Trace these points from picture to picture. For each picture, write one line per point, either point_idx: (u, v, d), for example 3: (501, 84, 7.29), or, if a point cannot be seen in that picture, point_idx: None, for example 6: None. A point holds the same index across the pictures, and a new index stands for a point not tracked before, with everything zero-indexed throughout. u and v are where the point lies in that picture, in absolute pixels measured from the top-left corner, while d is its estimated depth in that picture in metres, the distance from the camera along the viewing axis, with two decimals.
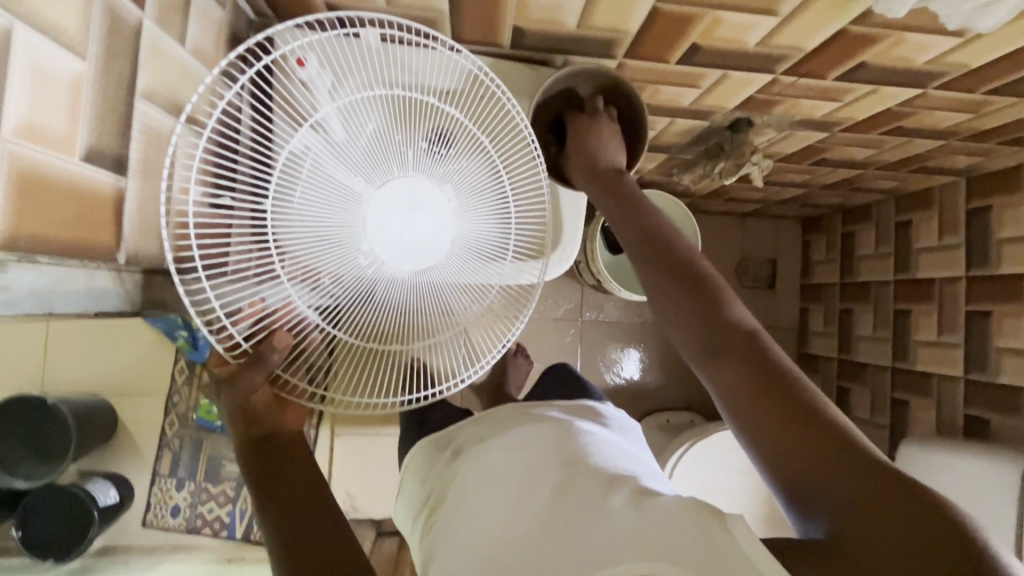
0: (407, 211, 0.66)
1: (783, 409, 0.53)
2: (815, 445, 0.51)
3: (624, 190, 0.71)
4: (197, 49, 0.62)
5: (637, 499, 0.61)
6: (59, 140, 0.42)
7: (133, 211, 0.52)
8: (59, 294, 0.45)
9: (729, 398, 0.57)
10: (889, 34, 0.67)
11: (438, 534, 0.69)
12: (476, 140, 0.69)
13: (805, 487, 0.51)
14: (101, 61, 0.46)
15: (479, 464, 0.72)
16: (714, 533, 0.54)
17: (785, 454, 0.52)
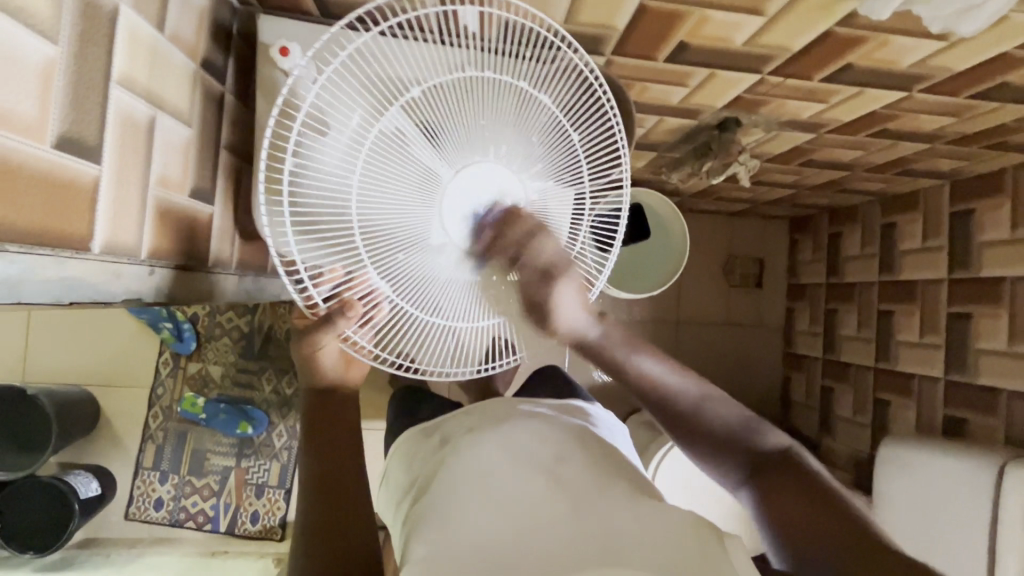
0: (477, 193, 0.59)
1: (814, 511, 0.56)
2: (832, 529, 0.54)
3: (609, 356, 0.65)
4: (178, 37, 0.61)
5: (633, 501, 0.64)
6: (29, 128, 0.41)
7: (107, 201, 0.51)
8: (28, 283, 0.44)
9: (763, 507, 0.59)
10: (873, 36, 0.67)
11: (420, 515, 0.67)
12: (561, 132, 0.62)
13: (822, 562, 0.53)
14: (74, 47, 0.45)
15: (470, 452, 0.72)
16: (711, 546, 0.57)
17: (815, 545, 0.54)
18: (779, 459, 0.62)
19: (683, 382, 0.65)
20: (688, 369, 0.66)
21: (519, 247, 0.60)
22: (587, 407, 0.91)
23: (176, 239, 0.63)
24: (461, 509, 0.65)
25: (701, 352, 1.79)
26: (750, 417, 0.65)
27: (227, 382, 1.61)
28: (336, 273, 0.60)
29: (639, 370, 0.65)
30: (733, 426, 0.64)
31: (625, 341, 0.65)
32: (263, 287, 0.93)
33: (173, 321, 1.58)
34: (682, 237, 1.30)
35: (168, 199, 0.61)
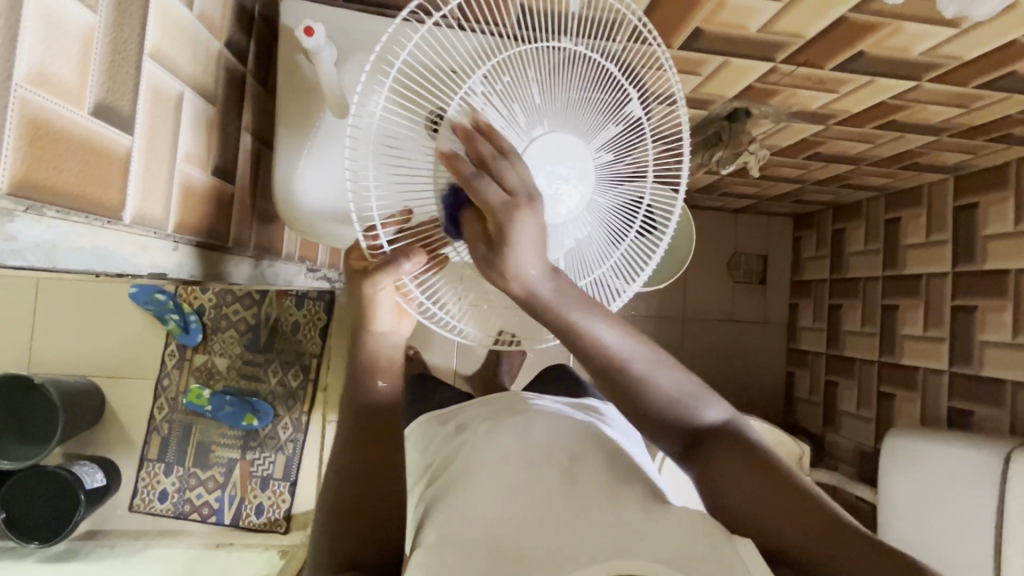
0: (553, 158, 0.55)
1: (777, 493, 0.55)
2: (783, 509, 0.54)
3: (561, 318, 0.54)
4: (203, 15, 0.61)
5: (646, 499, 0.63)
6: (70, 92, 0.42)
7: (138, 173, 0.51)
8: (64, 249, 0.45)
9: (714, 483, 0.58)
10: (887, 22, 0.69)
11: (434, 498, 0.69)
12: (620, 91, 0.60)
13: (775, 538, 0.54)
14: (111, 18, 0.46)
15: (487, 441, 0.73)
16: (722, 546, 0.54)
17: (757, 523, 0.55)
18: (724, 432, 0.60)
19: (636, 350, 0.58)
20: (637, 334, 0.58)
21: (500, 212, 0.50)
22: (601, 405, 0.92)
23: (200, 217, 0.64)
24: (471, 494, 0.66)
25: (706, 347, 1.80)
26: (691, 385, 0.61)
27: (233, 374, 1.61)
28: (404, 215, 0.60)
29: (587, 336, 0.56)
30: (675, 396, 0.60)
31: (581, 301, 0.55)
32: (277, 272, 0.94)
33: (179, 313, 1.58)
34: (689, 226, 1.34)
35: (193, 174, 0.61)
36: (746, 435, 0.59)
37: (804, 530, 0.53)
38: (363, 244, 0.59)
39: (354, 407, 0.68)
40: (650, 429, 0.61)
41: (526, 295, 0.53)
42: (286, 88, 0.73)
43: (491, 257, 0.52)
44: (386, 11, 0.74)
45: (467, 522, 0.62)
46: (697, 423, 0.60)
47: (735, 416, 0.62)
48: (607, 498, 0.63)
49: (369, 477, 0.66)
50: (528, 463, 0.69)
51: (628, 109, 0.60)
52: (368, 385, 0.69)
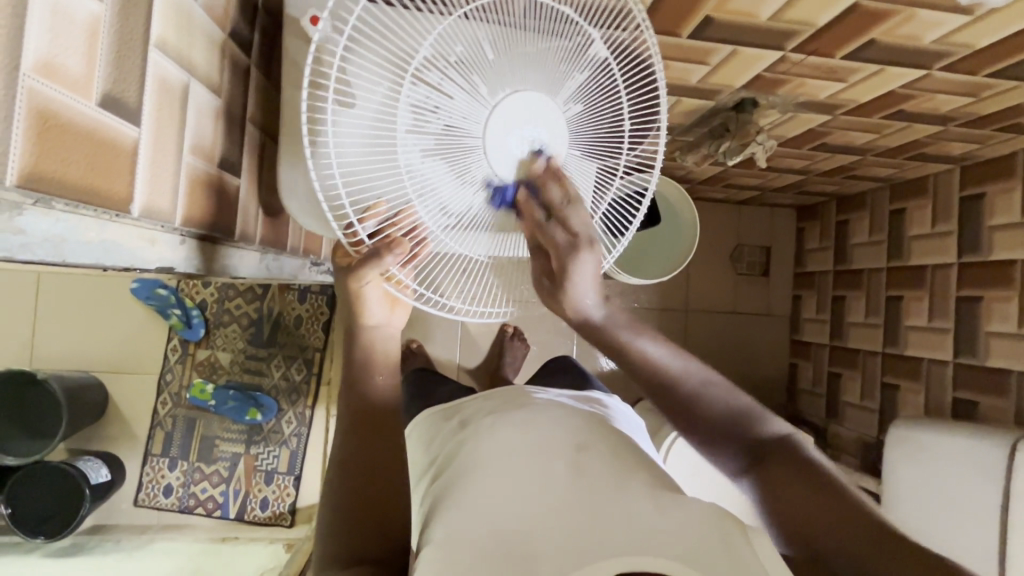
0: (516, 129, 0.57)
1: (821, 503, 0.58)
2: (833, 512, 0.57)
3: (609, 337, 0.68)
4: (207, 4, 0.60)
5: (656, 493, 0.63)
6: (77, 82, 0.41)
7: (145, 166, 0.51)
8: (72, 243, 0.44)
9: (764, 487, 0.62)
10: (900, 10, 0.68)
11: (439, 493, 0.69)
12: (587, 49, 0.60)
13: (820, 537, 0.57)
14: (117, 6, 0.45)
15: (494, 434, 0.73)
16: (737, 543, 0.56)
17: (806, 524, 0.58)
18: (779, 444, 0.64)
19: (687, 366, 0.68)
20: (688, 354, 0.69)
21: (566, 252, 0.63)
22: (606, 397, 0.92)
23: (207, 211, 0.63)
24: (479, 488, 0.66)
25: (708, 339, 1.80)
26: (748, 403, 0.68)
27: (236, 369, 1.61)
28: (380, 208, 0.61)
29: (637, 349, 0.68)
30: (736, 414, 0.66)
31: (629, 324, 0.68)
32: (282, 265, 0.94)
33: (182, 308, 1.57)
34: (694, 218, 1.33)
35: (199, 167, 0.61)
36: (803, 451, 0.62)
37: (844, 537, 0.55)
38: (345, 241, 0.60)
39: (354, 403, 0.68)
40: (704, 443, 0.68)
41: (582, 318, 0.67)
42: (289, 79, 0.71)
43: (557, 291, 0.66)
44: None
45: (481, 515, 0.62)
46: (754, 438, 0.65)
47: (797, 435, 0.66)
48: (616, 491, 0.63)
49: (377, 471, 0.65)
50: (532, 456, 0.69)
51: (592, 53, 0.60)
52: (364, 381, 0.69)
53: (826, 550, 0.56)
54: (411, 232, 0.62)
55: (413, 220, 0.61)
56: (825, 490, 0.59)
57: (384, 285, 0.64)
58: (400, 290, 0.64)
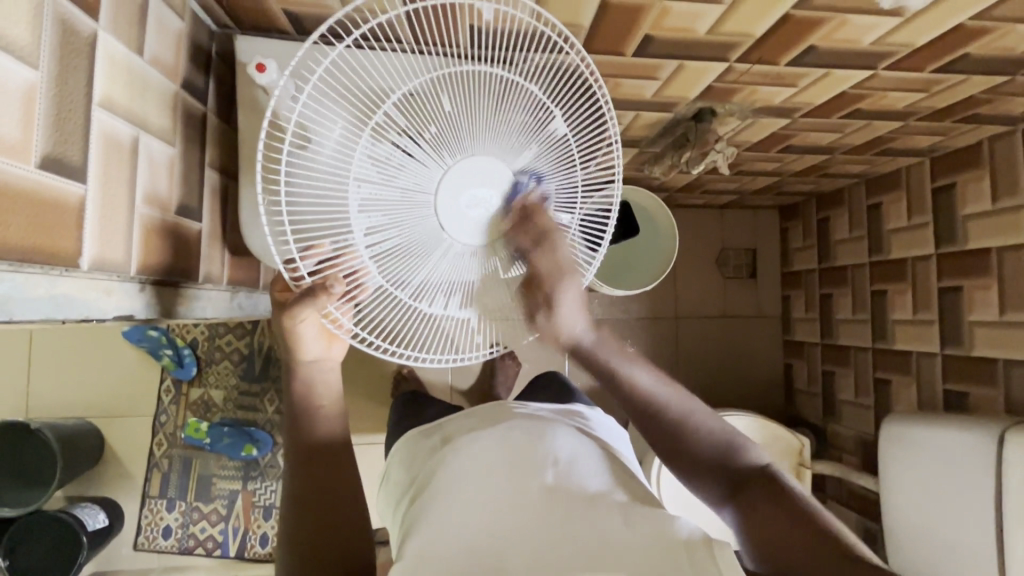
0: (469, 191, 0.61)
1: (793, 531, 0.58)
2: (790, 525, 0.59)
3: (599, 361, 0.70)
4: (156, 59, 0.62)
5: (625, 509, 0.64)
6: (13, 148, 0.43)
7: (93, 220, 0.52)
8: (19, 300, 0.45)
9: (740, 516, 0.63)
10: (832, 16, 0.69)
11: (417, 513, 0.67)
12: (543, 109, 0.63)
13: (778, 554, 0.58)
14: (54, 71, 0.47)
15: (472, 452, 0.71)
16: (700, 556, 0.57)
17: (768, 549, 0.59)
18: (751, 475, 0.65)
19: (672, 392, 0.70)
20: (676, 384, 0.71)
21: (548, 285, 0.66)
22: (587, 409, 0.90)
23: (161, 255, 0.64)
24: (453, 513, 0.65)
25: (700, 346, 1.79)
26: (737, 434, 0.68)
27: (230, 406, 1.62)
28: (322, 248, 0.61)
29: (632, 382, 0.70)
30: (723, 444, 0.67)
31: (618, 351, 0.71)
32: (255, 302, 0.96)
33: (173, 348, 1.58)
34: (671, 227, 1.34)
35: (154, 217, 0.63)
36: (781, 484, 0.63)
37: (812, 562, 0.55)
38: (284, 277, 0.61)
39: (293, 425, 0.71)
40: (680, 462, 0.68)
41: (573, 342, 0.70)
42: (244, 123, 0.73)
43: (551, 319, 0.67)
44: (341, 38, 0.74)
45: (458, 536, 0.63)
46: (733, 469, 0.66)
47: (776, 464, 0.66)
48: (587, 507, 0.64)
49: (330, 498, 0.67)
50: (511, 476, 0.68)
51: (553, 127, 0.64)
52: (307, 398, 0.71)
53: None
54: (351, 275, 0.63)
55: (354, 264, 0.61)
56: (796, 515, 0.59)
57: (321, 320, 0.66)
58: (335, 329, 0.64)
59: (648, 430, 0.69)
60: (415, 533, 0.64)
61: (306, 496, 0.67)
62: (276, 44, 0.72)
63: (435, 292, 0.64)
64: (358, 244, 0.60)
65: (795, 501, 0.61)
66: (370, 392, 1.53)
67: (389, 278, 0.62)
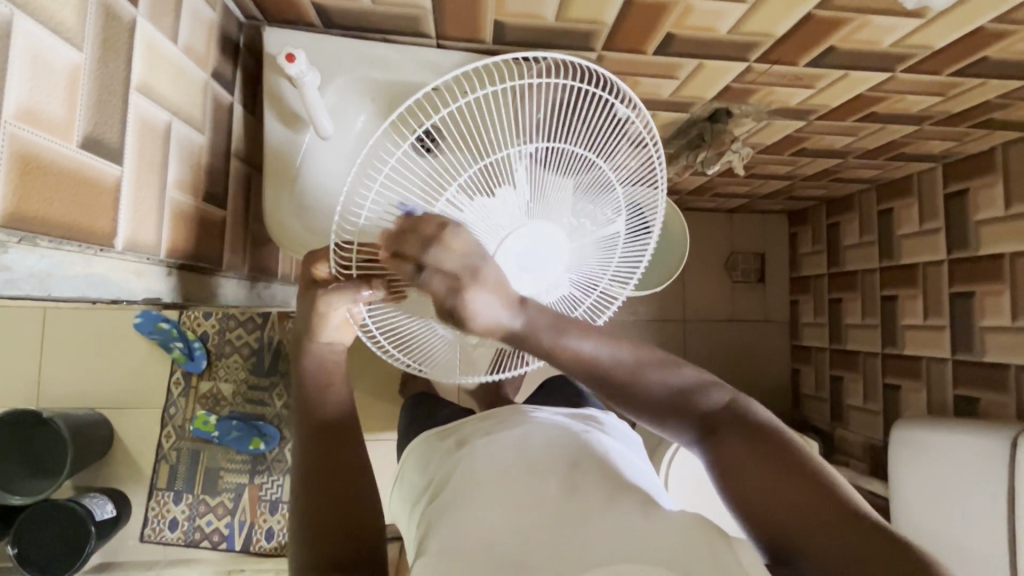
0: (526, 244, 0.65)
1: (783, 487, 0.57)
2: (776, 477, 0.57)
3: (537, 344, 0.58)
4: (189, 47, 0.64)
5: (645, 504, 0.64)
6: (59, 127, 0.44)
7: (128, 201, 0.53)
8: (58, 278, 0.47)
9: (717, 465, 0.61)
10: (854, 17, 0.70)
11: (437, 513, 0.68)
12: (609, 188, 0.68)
13: (767, 513, 0.57)
14: (97, 54, 0.48)
15: (491, 453, 0.73)
16: (719, 548, 0.57)
17: (756, 507, 0.58)
18: (722, 417, 0.62)
19: (626, 351, 0.62)
20: (622, 339, 0.62)
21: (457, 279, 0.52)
22: (603, 415, 0.90)
23: (190, 241, 0.65)
24: (473, 507, 0.66)
25: (707, 349, 1.79)
26: (690, 375, 0.64)
27: (238, 400, 1.62)
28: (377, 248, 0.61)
29: (574, 353, 0.60)
30: (682, 390, 0.63)
31: (553, 324, 0.58)
32: (272, 293, 0.97)
33: (184, 341, 1.59)
34: (681, 228, 1.35)
35: (183, 202, 0.64)
36: (749, 417, 0.61)
37: (812, 523, 0.55)
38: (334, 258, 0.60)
39: (309, 415, 0.71)
40: (652, 416, 0.64)
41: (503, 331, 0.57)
42: (270, 114, 0.74)
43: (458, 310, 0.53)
44: (367, 33, 0.75)
45: (477, 533, 0.64)
46: (703, 415, 0.63)
47: (738, 396, 0.64)
48: (605, 502, 0.65)
49: (331, 482, 0.67)
50: (529, 472, 0.69)
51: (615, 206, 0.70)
52: (321, 392, 0.72)
53: (796, 539, 0.55)
54: (391, 278, 0.64)
55: (398, 270, 0.63)
56: (778, 462, 0.58)
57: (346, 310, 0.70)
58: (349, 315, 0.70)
59: (606, 391, 0.63)
60: (435, 531, 0.65)
61: (313, 482, 0.67)
62: (304, 39, 0.73)
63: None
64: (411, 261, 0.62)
65: (773, 440, 0.59)
66: (379, 389, 1.53)
67: (421, 295, 0.67)
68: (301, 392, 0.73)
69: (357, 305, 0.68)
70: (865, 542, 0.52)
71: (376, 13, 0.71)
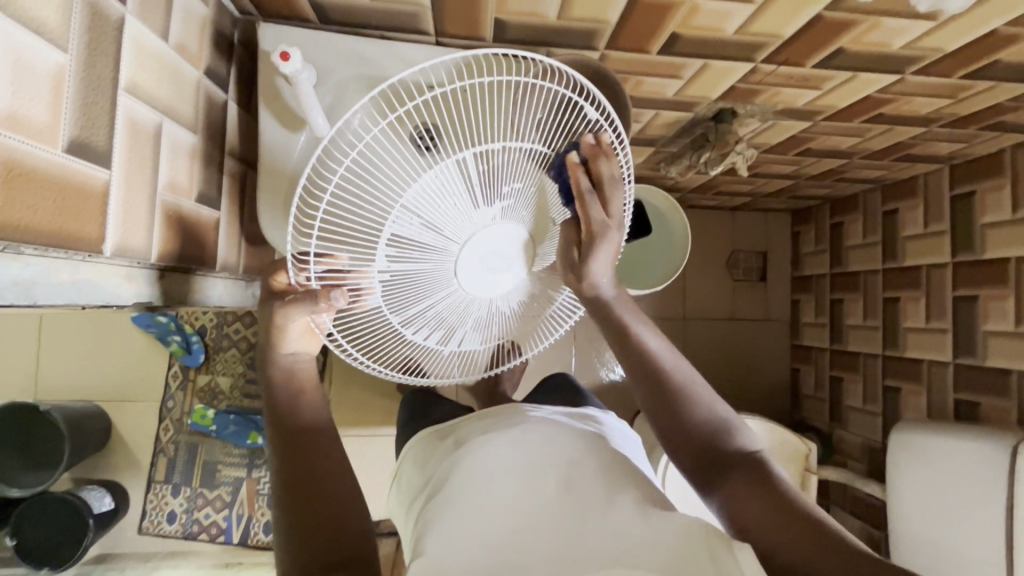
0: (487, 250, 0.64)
1: (783, 526, 0.57)
2: (782, 517, 0.58)
3: (619, 319, 0.74)
4: (181, 45, 0.62)
5: (643, 508, 0.64)
6: (42, 131, 0.42)
7: (117, 204, 0.52)
8: (44, 286, 0.46)
9: (724, 501, 0.62)
10: (864, 19, 0.68)
11: (432, 514, 0.67)
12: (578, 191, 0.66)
13: (771, 549, 0.57)
14: (83, 54, 0.46)
15: (488, 450, 0.71)
16: (721, 553, 0.56)
17: (760, 541, 0.58)
18: (738, 457, 0.65)
19: (678, 362, 0.71)
20: (679, 355, 0.73)
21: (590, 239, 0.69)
22: (601, 413, 0.89)
23: (180, 242, 0.64)
24: (470, 514, 0.65)
25: (707, 348, 1.78)
26: (726, 413, 0.69)
27: (236, 394, 1.61)
28: (338, 261, 0.60)
29: (642, 344, 0.72)
30: (710, 420, 0.68)
31: (633, 310, 0.76)
32: None
33: (182, 335, 1.58)
34: (684, 227, 1.33)
35: (174, 203, 0.62)
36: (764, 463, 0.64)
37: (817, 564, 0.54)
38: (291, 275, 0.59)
39: (282, 425, 0.71)
40: (675, 437, 0.68)
41: (594, 295, 0.74)
42: (266, 112, 0.72)
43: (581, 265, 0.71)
44: (364, 29, 0.73)
45: (474, 536, 0.63)
46: (719, 448, 0.66)
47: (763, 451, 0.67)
48: (604, 505, 0.64)
49: (324, 483, 0.67)
50: (524, 475, 0.68)
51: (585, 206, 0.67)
52: (293, 403, 0.72)
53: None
54: (356, 290, 0.63)
55: (364, 282, 0.62)
56: (784, 502, 0.59)
57: (308, 320, 0.69)
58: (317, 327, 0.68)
59: (645, 395, 0.70)
60: (431, 534, 0.64)
61: (308, 483, 0.66)
62: (299, 34, 0.71)
63: (423, 323, 0.70)
64: (375, 271, 0.60)
65: (784, 489, 0.61)
66: (377, 385, 1.53)
67: (389, 303, 0.66)
68: (284, 399, 0.72)
69: (319, 316, 0.67)
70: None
71: (374, 10, 0.69)
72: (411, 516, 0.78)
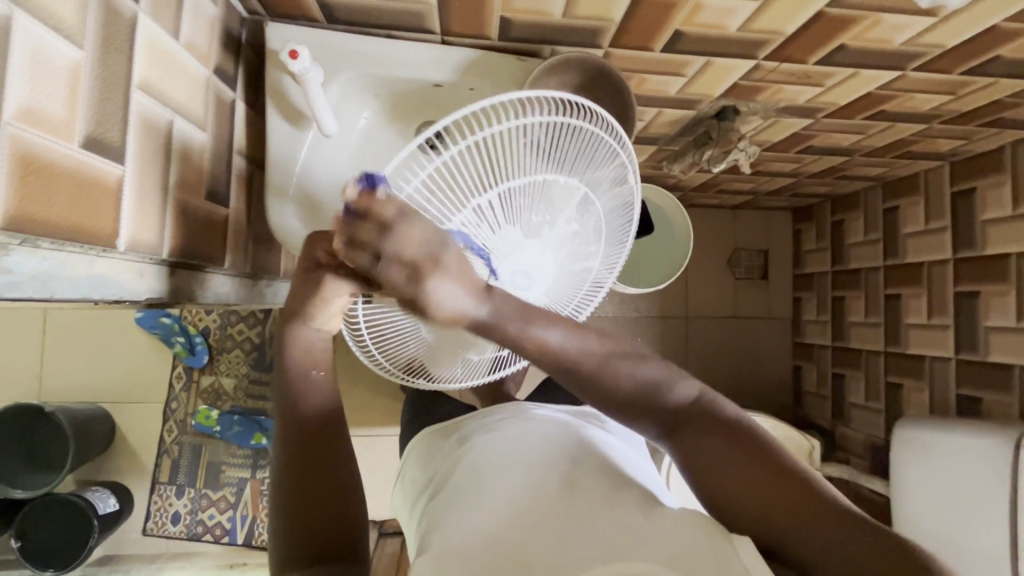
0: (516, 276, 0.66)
1: (766, 478, 0.56)
2: (754, 477, 0.56)
3: (501, 330, 0.55)
4: (191, 43, 0.63)
5: (645, 505, 0.63)
6: (58, 127, 0.43)
7: (129, 200, 0.52)
8: (61, 280, 0.46)
9: (688, 460, 0.59)
10: (865, 16, 0.69)
11: (438, 512, 0.69)
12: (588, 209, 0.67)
13: (751, 513, 0.56)
14: (97, 51, 0.47)
15: (492, 450, 0.73)
16: (723, 549, 0.55)
17: (735, 504, 0.57)
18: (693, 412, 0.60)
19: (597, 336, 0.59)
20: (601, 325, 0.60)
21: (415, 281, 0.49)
22: None
23: (189, 238, 0.64)
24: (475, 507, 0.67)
25: (710, 347, 1.79)
26: (658, 371, 0.60)
27: (240, 395, 1.62)
28: None
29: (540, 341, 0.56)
30: (645, 384, 0.60)
31: (518, 311, 0.55)
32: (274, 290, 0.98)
33: (185, 335, 1.59)
34: (687, 225, 1.34)
35: (185, 201, 0.63)
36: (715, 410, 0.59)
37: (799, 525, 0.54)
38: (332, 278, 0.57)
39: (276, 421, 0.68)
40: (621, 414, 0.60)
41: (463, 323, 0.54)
42: (274, 111, 0.73)
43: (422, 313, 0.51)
44: (371, 29, 0.74)
45: (477, 529, 0.64)
46: (669, 407, 0.60)
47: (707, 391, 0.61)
48: (606, 502, 0.64)
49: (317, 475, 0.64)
50: (529, 470, 0.69)
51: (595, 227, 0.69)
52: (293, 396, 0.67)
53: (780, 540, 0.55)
54: None
55: None
56: (754, 454, 0.57)
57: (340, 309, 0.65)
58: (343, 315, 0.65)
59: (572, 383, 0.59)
60: (435, 531, 0.66)
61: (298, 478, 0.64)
62: (307, 33, 0.72)
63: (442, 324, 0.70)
64: None
65: (745, 438, 0.58)
66: (381, 384, 1.53)
67: None
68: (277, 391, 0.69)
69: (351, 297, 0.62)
70: (834, 531, 0.53)
71: (380, 9, 0.70)
72: (415, 515, 0.79)
